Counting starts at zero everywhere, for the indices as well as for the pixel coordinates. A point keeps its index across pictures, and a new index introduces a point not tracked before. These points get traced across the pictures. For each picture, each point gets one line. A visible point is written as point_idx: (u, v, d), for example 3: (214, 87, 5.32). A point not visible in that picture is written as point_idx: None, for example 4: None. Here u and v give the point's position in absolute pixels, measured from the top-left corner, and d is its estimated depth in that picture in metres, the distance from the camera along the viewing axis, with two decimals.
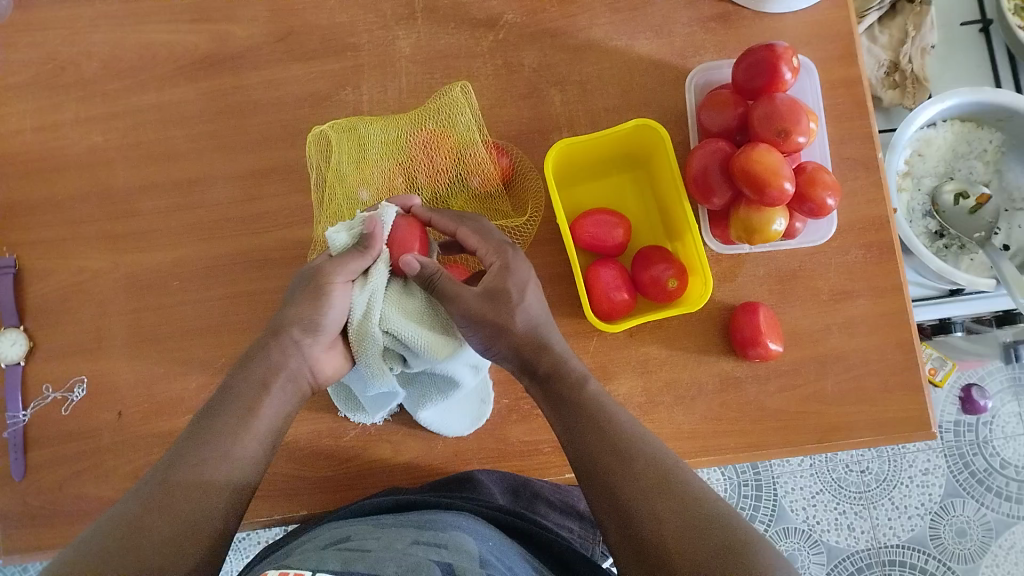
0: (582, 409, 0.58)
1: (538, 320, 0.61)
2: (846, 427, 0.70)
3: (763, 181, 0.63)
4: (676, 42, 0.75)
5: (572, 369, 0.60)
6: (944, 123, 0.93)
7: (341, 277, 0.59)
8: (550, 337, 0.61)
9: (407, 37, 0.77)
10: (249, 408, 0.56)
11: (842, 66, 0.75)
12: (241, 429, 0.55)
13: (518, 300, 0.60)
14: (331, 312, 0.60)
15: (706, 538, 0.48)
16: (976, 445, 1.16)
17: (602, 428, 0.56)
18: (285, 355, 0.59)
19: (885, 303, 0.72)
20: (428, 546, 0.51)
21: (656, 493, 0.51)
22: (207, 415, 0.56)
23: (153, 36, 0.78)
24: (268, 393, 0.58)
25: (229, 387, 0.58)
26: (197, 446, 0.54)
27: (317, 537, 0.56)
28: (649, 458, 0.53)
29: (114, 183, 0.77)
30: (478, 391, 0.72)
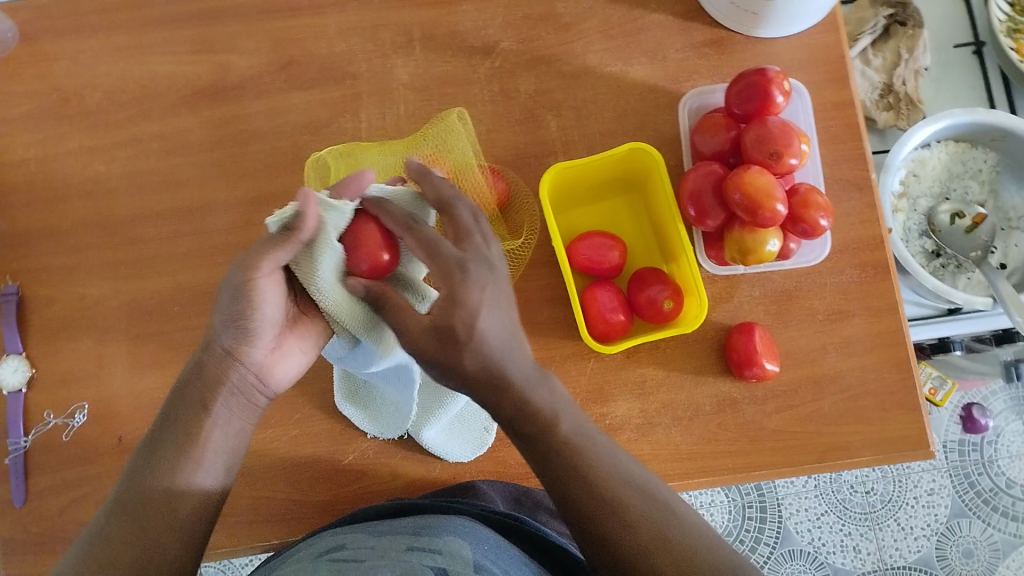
0: (566, 461, 0.52)
1: (498, 349, 0.53)
2: (845, 448, 0.70)
3: (756, 203, 0.64)
4: (669, 67, 0.77)
5: (543, 409, 0.53)
6: (939, 144, 0.93)
7: (263, 269, 0.54)
8: (519, 365, 0.53)
9: (405, 65, 0.78)
10: (191, 434, 0.55)
11: (833, 88, 0.75)
12: (185, 450, 0.55)
13: (472, 334, 0.52)
14: (264, 309, 0.55)
15: None
16: (981, 465, 1.15)
17: (594, 485, 0.51)
18: (222, 366, 0.57)
19: (881, 323, 0.72)
20: (423, 553, 0.51)
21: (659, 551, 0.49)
22: (152, 439, 0.56)
23: (156, 66, 0.80)
24: (209, 414, 0.56)
25: (173, 407, 0.57)
26: (160, 460, 0.54)
27: (315, 544, 0.56)
28: (648, 522, 0.50)
29: (118, 211, 0.78)
30: (483, 417, 0.73)
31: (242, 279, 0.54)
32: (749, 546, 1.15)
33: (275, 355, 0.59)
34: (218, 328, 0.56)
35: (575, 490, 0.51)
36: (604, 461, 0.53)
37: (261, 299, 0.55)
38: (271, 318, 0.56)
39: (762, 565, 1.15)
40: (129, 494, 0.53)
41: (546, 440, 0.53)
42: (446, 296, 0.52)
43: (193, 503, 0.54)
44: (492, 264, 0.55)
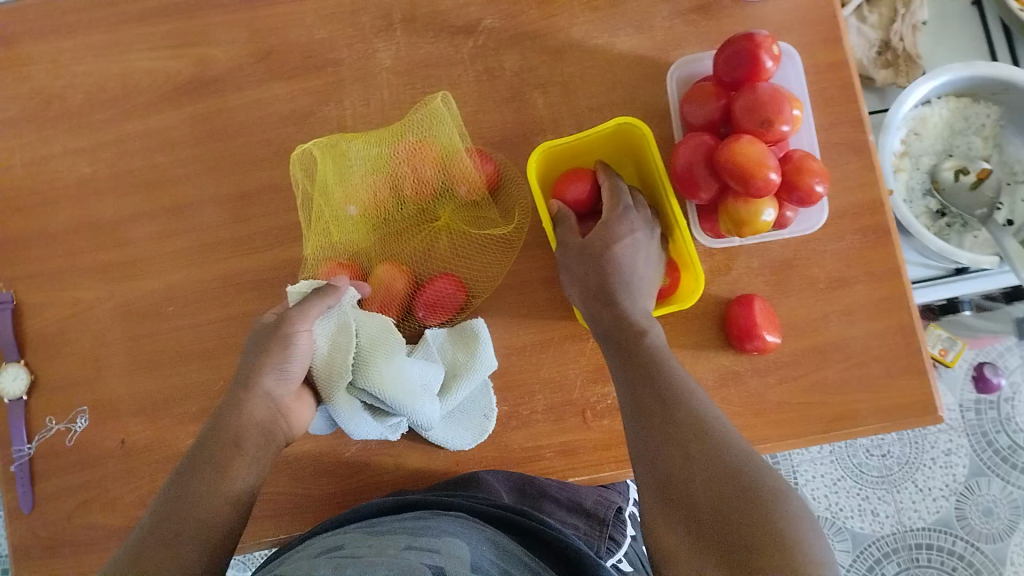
0: (653, 376, 0.55)
1: (623, 270, 0.64)
2: (852, 416, 0.69)
3: (747, 172, 0.62)
4: (656, 36, 0.75)
5: (636, 323, 0.60)
6: (939, 101, 0.91)
7: (303, 325, 0.63)
8: (635, 297, 0.62)
9: (386, 49, 0.77)
10: (223, 461, 0.58)
11: (827, 49, 0.73)
12: (221, 473, 0.58)
13: (608, 250, 0.64)
14: (294, 359, 0.62)
15: (730, 479, 0.45)
16: (998, 423, 1.14)
17: (666, 402, 0.52)
18: (256, 406, 0.61)
19: (884, 288, 0.71)
20: (421, 551, 0.50)
21: (704, 432, 0.49)
22: (187, 468, 0.58)
23: (135, 64, 0.79)
24: (241, 447, 0.60)
25: (205, 440, 0.60)
26: (196, 477, 0.57)
27: (312, 546, 0.55)
28: (703, 433, 0.49)
29: (106, 212, 0.78)
30: (482, 405, 0.72)
31: (289, 331, 0.62)
32: None
33: (297, 403, 0.64)
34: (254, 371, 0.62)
35: (646, 401, 0.53)
36: (689, 389, 0.53)
37: (297, 346, 0.62)
38: (299, 370, 0.63)
39: None
40: (165, 507, 0.55)
41: (641, 363, 0.56)
42: (603, 221, 0.66)
43: (225, 513, 0.56)
44: (656, 226, 0.68)
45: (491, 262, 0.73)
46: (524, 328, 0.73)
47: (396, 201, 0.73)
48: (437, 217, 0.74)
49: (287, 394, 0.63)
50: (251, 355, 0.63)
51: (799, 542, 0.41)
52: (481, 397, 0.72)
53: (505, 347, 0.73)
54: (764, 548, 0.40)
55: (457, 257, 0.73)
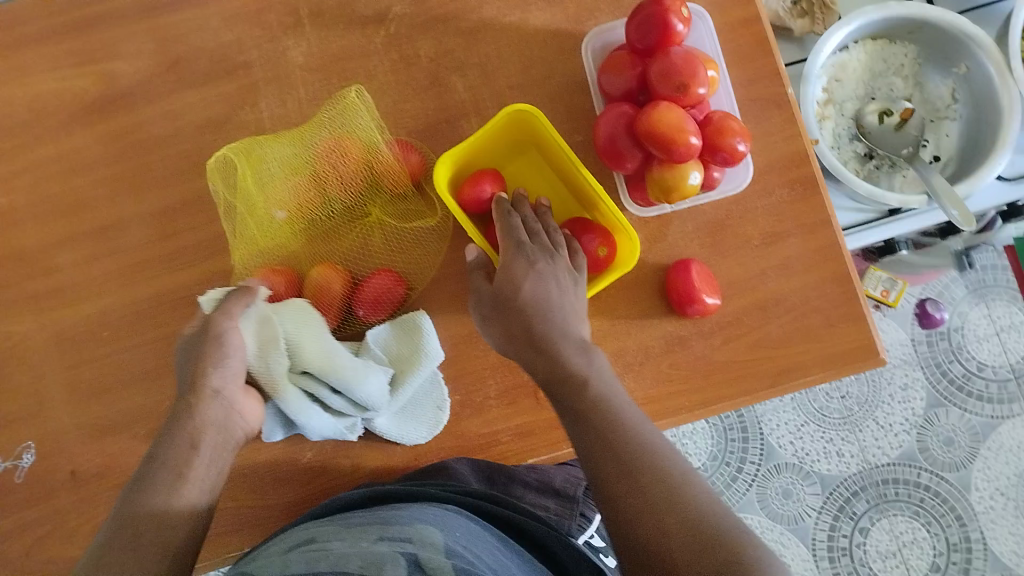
0: (610, 436, 0.54)
1: (540, 309, 0.63)
2: (798, 367, 0.70)
3: (669, 139, 0.62)
4: (569, 8, 0.74)
5: (576, 374, 0.59)
6: (857, 45, 0.92)
7: (230, 321, 0.63)
8: (561, 342, 0.62)
9: (298, 46, 0.75)
10: (179, 469, 0.57)
11: (739, 6, 0.73)
12: (177, 479, 0.56)
13: (518, 299, 0.64)
14: (232, 355, 0.62)
15: (711, 552, 0.45)
16: (950, 352, 1.16)
17: (629, 466, 0.51)
18: (206, 406, 0.60)
19: (818, 238, 0.71)
20: (393, 541, 0.50)
21: (673, 500, 0.48)
22: (140, 475, 0.57)
23: (40, 86, 0.76)
24: (197, 450, 0.59)
25: (158, 448, 0.59)
26: (151, 486, 0.55)
27: (283, 540, 0.55)
28: (675, 504, 0.48)
29: (28, 243, 0.75)
30: (434, 397, 0.71)
31: (219, 329, 0.62)
32: (736, 467, 1.15)
33: (249, 399, 0.64)
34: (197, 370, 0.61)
35: (606, 466, 0.52)
36: (643, 442, 0.53)
37: (229, 342, 0.62)
38: (239, 366, 0.63)
39: (750, 484, 1.14)
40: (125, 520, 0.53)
41: (594, 423, 0.55)
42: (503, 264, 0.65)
43: (184, 529, 0.55)
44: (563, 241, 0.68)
45: (427, 253, 0.73)
46: (467, 315, 0.72)
47: (322, 202, 0.72)
48: (367, 214, 0.73)
49: (236, 389, 0.62)
50: (190, 355, 0.62)
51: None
52: (432, 389, 0.72)
53: (451, 337, 0.72)
54: None
55: (392, 253, 0.73)
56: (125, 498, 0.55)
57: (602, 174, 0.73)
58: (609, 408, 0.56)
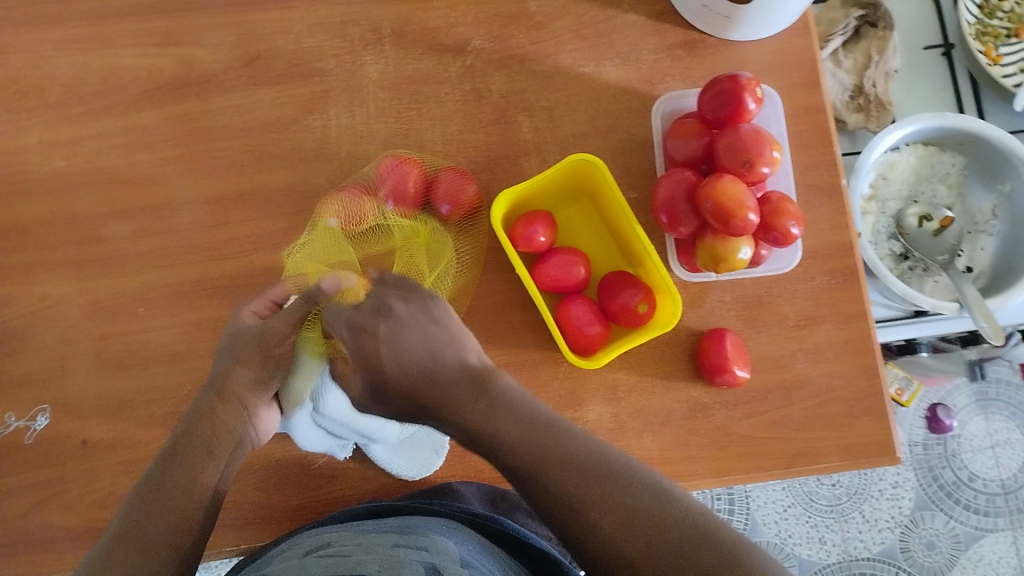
0: (569, 472, 0.51)
1: (483, 423, 0.56)
2: (813, 451, 0.71)
3: (728, 212, 0.64)
4: (643, 69, 0.76)
5: (488, 379, 0.59)
6: (907, 148, 0.94)
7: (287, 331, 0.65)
8: (529, 417, 0.56)
9: (375, 62, 0.77)
10: (196, 467, 0.58)
11: (807, 93, 0.75)
12: (196, 476, 0.57)
13: (454, 395, 0.58)
14: (273, 371, 0.65)
15: (635, 528, 0.47)
16: (944, 458, 1.17)
17: (597, 495, 0.50)
18: (229, 414, 0.62)
19: (851, 328, 0.73)
20: (410, 548, 0.50)
21: (596, 503, 0.49)
22: (165, 460, 0.58)
23: (118, 60, 0.78)
24: (214, 458, 0.59)
25: (173, 451, 0.59)
26: (166, 484, 0.55)
27: (298, 544, 0.55)
28: (620, 489, 0.50)
29: (78, 208, 0.76)
30: (433, 441, 0.72)
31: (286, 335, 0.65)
32: None
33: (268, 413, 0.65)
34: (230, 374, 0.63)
35: (579, 504, 0.50)
36: (557, 428, 0.55)
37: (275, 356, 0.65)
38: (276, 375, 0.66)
39: None
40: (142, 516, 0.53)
41: (551, 461, 0.52)
42: (422, 376, 0.60)
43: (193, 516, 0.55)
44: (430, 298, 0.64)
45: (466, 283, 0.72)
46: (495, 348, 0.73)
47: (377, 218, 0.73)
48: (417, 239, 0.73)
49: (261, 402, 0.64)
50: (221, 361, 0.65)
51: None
52: (434, 432, 0.72)
53: None
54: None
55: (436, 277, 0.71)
56: (149, 474, 0.57)
57: (652, 232, 0.74)
58: (534, 425, 0.55)
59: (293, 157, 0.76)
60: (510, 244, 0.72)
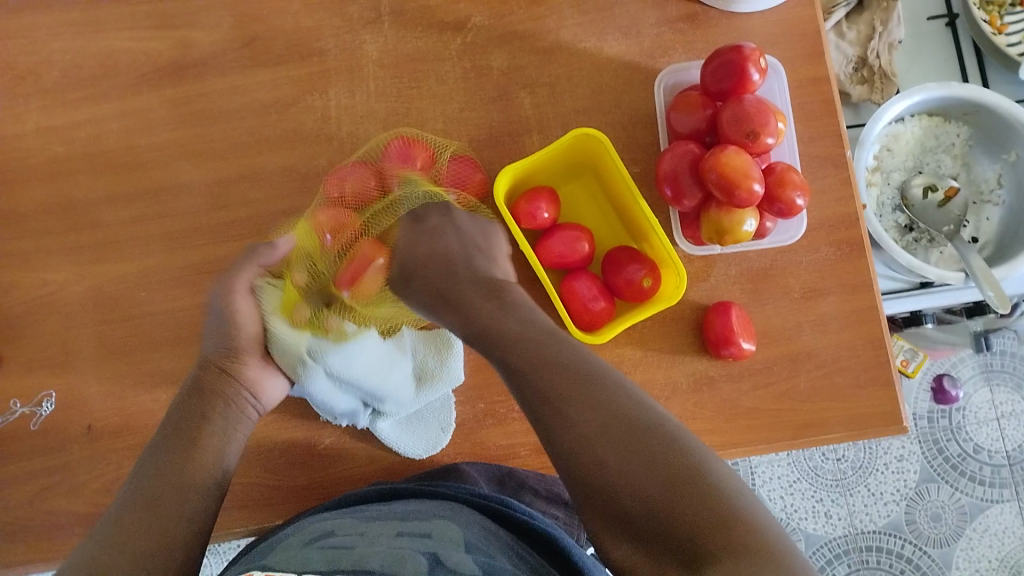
0: (592, 418, 0.51)
1: (494, 323, 0.62)
2: (819, 423, 0.71)
3: (732, 183, 0.64)
4: (644, 42, 0.75)
5: (513, 334, 0.60)
6: (912, 119, 0.94)
7: (241, 298, 0.69)
8: (542, 328, 0.61)
9: (374, 41, 0.76)
10: (191, 435, 0.62)
11: (810, 64, 0.75)
12: (190, 445, 0.61)
13: (489, 296, 0.66)
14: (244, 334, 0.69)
15: (661, 473, 0.47)
16: (950, 431, 1.17)
17: (607, 440, 0.50)
18: (220, 383, 0.66)
19: (856, 300, 0.72)
20: (413, 537, 0.50)
21: (615, 446, 0.49)
22: (165, 439, 0.62)
23: (115, 43, 0.77)
24: (209, 420, 0.63)
25: (173, 418, 0.64)
26: (170, 448, 0.60)
27: (303, 531, 0.55)
28: (646, 437, 0.49)
29: (79, 194, 0.76)
30: (440, 418, 0.72)
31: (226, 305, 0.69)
32: None
33: (268, 374, 0.68)
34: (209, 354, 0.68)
35: (593, 451, 0.50)
36: (603, 374, 0.55)
37: (241, 321, 0.69)
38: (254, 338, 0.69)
39: None
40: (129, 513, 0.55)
41: (576, 410, 0.52)
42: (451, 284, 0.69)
43: (198, 503, 0.57)
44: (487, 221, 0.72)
45: None
46: None
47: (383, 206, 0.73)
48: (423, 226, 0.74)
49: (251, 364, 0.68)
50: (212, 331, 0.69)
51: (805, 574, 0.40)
52: (441, 410, 0.72)
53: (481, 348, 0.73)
54: (703, 525, 0.43)
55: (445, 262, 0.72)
56: (160, 436, 0.62)
57: (656, 207, 0.74)
58: (574, 374, 0.54)
59: (293, 138, 0.75)
60: (514, 221, 0.72)
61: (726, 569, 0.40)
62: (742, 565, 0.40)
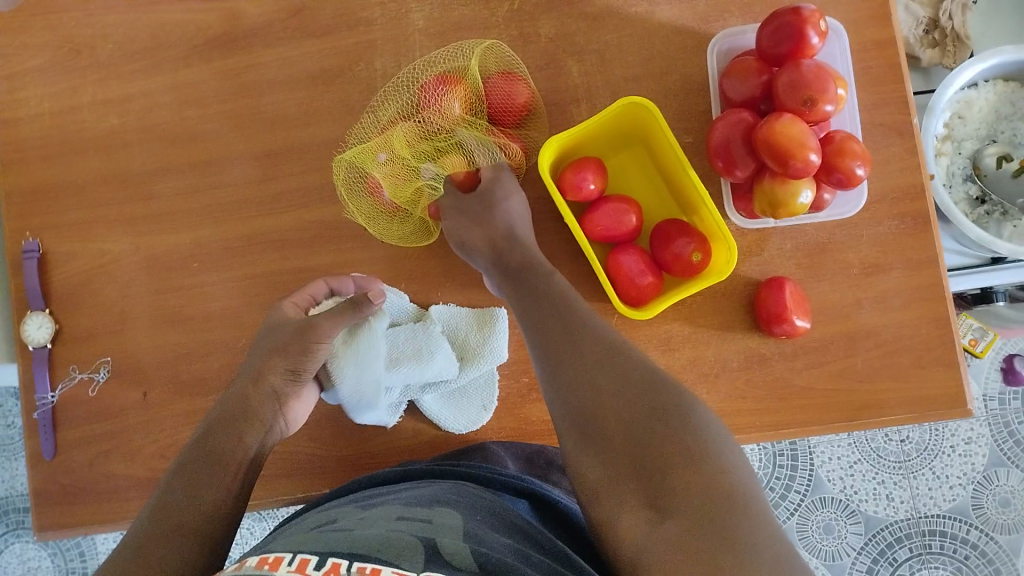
0: (569, 339, 0.56)
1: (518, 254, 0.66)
2: (877, 404, 0.68)
3: (787, 152, 0.61)
4: (698, 6, 0.72)
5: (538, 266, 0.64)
6: (987, 84, 0.89)
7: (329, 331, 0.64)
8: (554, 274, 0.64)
9: (420, 10, 0.75)
10: (226, 463, 0.56)
11: (875, 27, 0.71)
12: (218, 472, 0.56)
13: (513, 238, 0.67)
14: (312, 361, 0.64)
15: (630, 390, 0.51)
16: (1022, 414, 1.11)
17: (580, 355, 0.55)
18: (260, 403, 0.62)
19: (920, 275, 0.69)
20: (412, 520, 0.48)
21: (583, 357, 0.54)
22: (192, 462, 0.56)
23: (167, 15, 0.78)
24: (246, 444, 0.59)
25: (198, 449, 0.57)
26: (200, 476, 0.55)
27: (306, 521, 0.52)
28: (616, 358, 0.53)
29: (134, 165, 0.77)
30: (482, 395, 0.71)
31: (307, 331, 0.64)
32: (779, 494, 1.12)
33: (301, 403, 0.66)
34: (265, 366, 0.63)
35: (583, 400, 0.52)
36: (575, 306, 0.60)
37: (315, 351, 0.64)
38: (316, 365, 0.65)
39: (792, 512, 1.11)
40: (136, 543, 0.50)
41: (569, 362, 0.54)
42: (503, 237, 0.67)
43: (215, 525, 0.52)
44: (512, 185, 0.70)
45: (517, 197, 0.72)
46: None
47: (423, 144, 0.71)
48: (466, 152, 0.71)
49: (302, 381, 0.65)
50: (265, 348, 0.64)
51: (748, 514, 0.42)
52: (485, 388, 0.71)
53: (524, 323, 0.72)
54: (670, 441, 0.47)
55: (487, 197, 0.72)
56: (192, 447, 0.57)
57: (707, 178, 0.72)
58: (565, 312, 0.59)
59: (341, 109, 0.75)
60: (560, 193, 0.70)
61: (678, 496, 0.44)
62: (696, 492, 0.44)
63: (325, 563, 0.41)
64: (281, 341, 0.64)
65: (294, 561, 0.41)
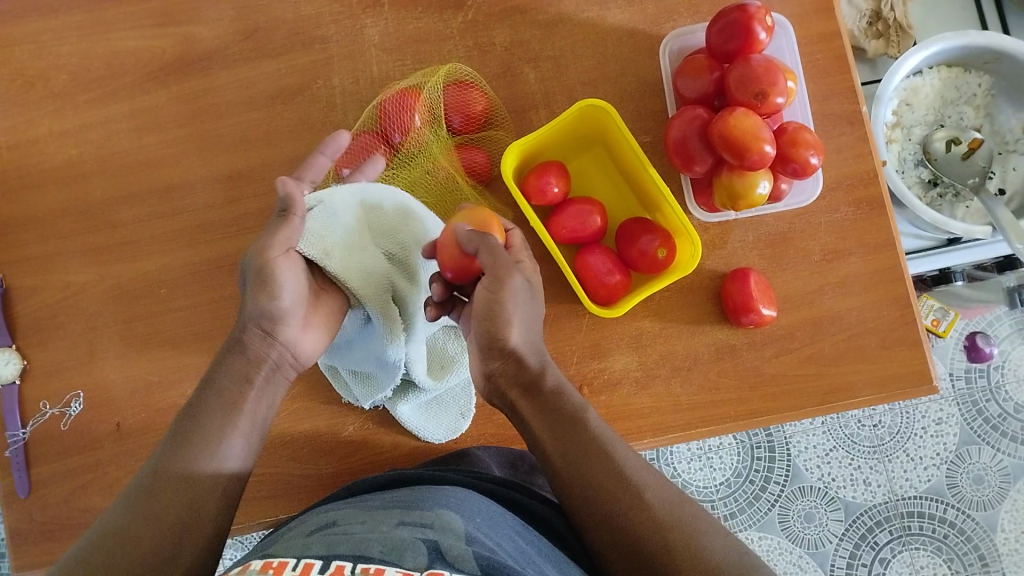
0: (555, 429, 0.58)
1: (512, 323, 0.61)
2: (846, 387, 0.70)
3: (743, 145, 0.62)
4: (647, 9, 0.74)
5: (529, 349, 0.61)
6: (930, 71, 0.91)
7: (276, 248, 0.58)
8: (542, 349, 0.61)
9: (375, 25, 0.76)
10: (231, 406, 0.58)
11: (819, 21, 0.73)
12: (223, 424, 0.57)
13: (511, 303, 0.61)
14: (286, 289, 0.59)
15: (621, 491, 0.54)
16: (988, 391, 1.14)
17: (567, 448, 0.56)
18: (258, 350, 0.61)
19: (879, 259, 0.71)
20: (414, 526, 0.47)
21: (569, 449, 0.56)
22: (183, 424, 0.57)
23: (120, 43, 0.78)
24: (248, 389, 0.59)
25: (196, 402, 0.58)
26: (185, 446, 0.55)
27: (306, 522, 0.52)
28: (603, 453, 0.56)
29: (95, 194, 0.77)
30: (459, 403, 0.72)
31: (260, 259, 0.58)
32: (760, 486, 1.12)
33: (312, 332, 0.63)
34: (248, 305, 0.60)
35: (579, 499, 0.54)
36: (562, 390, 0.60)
37: (278, 279, 0.58)
38: (298, 294, 0.60)
39: (772, 504, 1.12)
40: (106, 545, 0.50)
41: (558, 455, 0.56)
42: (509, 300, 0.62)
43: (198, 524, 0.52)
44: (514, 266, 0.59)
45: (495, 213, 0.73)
46: None
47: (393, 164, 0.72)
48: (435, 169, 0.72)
49: (298, 309, 0.60)
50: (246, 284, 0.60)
51: None
52: (462, 396, 0.72)
53: None
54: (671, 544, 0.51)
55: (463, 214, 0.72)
56: (195, 398, 0.59)
57: (667, 176, 0.73)
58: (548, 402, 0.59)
59: (301, 127, 0.75)
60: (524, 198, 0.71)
61: None
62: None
63: (328, 567, 0.43)
64: (250, 277, 0.59)
65: (299, 565, 0.43)
